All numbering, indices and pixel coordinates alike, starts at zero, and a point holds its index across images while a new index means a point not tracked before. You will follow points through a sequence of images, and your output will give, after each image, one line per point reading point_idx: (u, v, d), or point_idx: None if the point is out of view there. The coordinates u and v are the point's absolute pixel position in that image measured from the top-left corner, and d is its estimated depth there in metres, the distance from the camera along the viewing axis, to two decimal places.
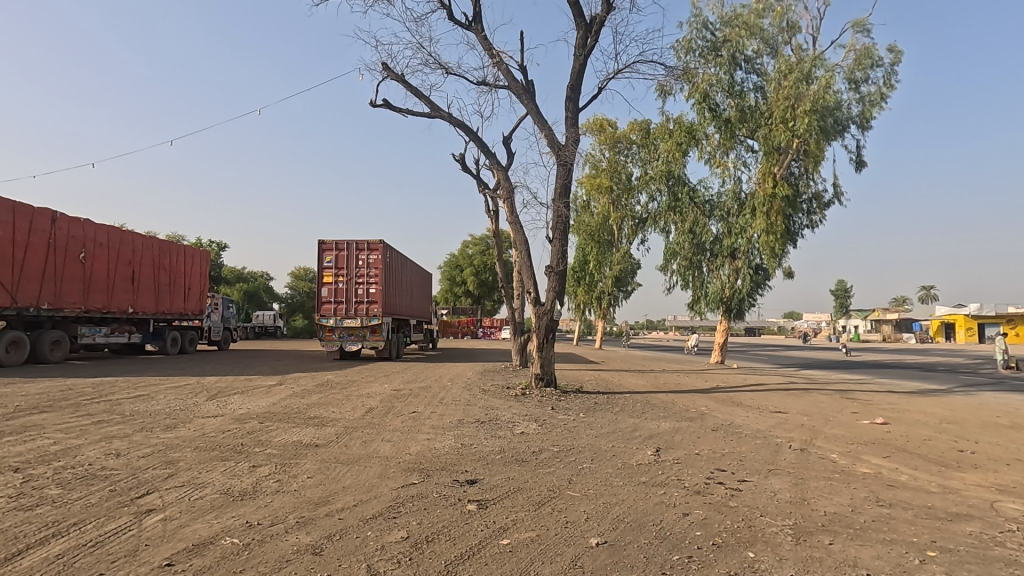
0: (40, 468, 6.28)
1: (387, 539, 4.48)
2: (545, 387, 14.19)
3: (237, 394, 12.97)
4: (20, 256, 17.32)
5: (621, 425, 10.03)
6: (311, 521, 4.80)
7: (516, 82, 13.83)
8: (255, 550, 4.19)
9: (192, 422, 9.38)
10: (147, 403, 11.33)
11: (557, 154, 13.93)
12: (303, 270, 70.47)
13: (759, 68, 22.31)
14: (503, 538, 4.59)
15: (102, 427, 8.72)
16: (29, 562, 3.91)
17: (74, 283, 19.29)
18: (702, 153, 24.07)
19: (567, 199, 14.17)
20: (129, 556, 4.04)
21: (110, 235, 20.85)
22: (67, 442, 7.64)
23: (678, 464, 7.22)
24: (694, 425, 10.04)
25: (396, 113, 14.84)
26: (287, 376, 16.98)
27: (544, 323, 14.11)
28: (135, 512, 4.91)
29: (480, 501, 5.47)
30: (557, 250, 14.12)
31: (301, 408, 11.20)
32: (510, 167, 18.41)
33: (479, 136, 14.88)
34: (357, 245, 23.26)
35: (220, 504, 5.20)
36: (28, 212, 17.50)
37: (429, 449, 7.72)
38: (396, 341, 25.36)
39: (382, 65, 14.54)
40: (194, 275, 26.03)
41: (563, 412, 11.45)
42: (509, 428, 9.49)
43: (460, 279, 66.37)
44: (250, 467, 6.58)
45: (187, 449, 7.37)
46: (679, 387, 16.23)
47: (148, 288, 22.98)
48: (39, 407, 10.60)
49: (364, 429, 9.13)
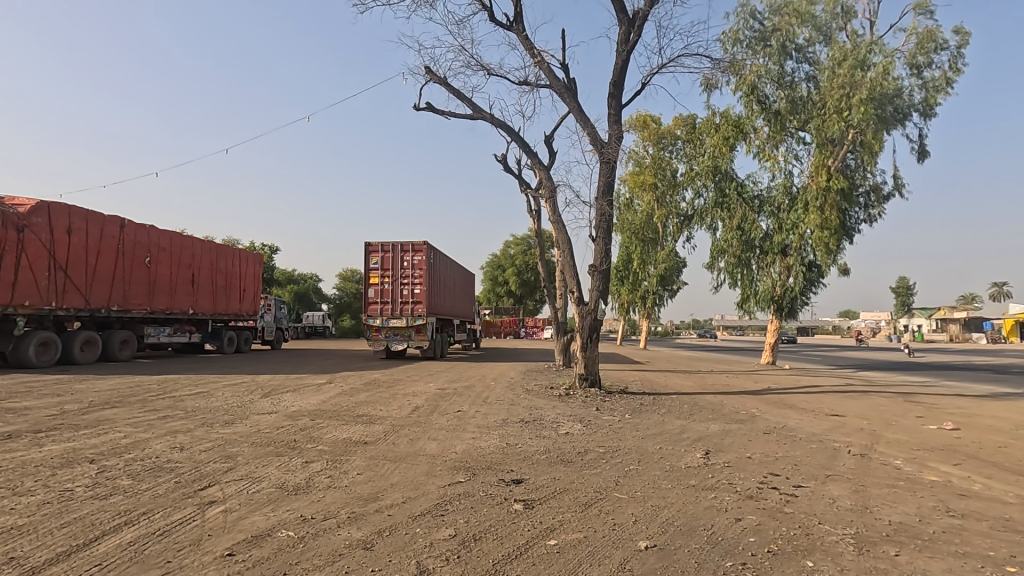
0: (112, 460, 6.69)
1: (435, 535, 4.53)
2: (589, 387, 14.07)
3: (289, 392, 13.41)
4: (92, 262, 18.47)
5: (667, 427, 9.84)
6: (362, 516, 4.93)
7: (558, 80, 13.75)
8: (310, 543, 4.32)
9: (248, 419, 9.80)
10: (207, 400, 11.91)
11: (600, 152, 13.78)
12: (352, 271, 72.96)
13: (811, 56, 21.43)
14: (550, 538, 4.58)
15: (167, 422, 9.26)
16: (104, 547, 4.16)
17: (141, 286, 20.48)
18: (751, 147, 23.37)
19: (610, 197, 13.97)
20: (194, 545, 4.25)
21: (172, 240, 22.01)
22: (136, 436, 8.14)
23: (729, 467, 7.02)
24: (744, 428, 9.72)
25: (439, 116, 14.99)
26: (335, 375, 17.40)
27: (588, 323, 13.98)
28: (199, 504, 5.16)
29: (526, 501, 5.46)
30: (601, 249, 13.97)
31: (350, 406, 11.50)
32: (552, 165, 18.21)
33: (521, 136, 14.92)
34: (402, 246, 23.73)
35: (276, 498, 5.41)
36: (99, 220, 18.64)
37: (474, 448, 7.76)
38: (439, 340, 25.64)
39: (424, 68, 14.80)
40: (248, 277, 27.18)
41: (608, 413, 11.29)
42: (553, 429, 9.45)
43: (503, 279, 66.74)
44: (303, 462, 6.80)
45: (245, 444, 7.71)
46: (727, 389, 15.76)
47: (207, 290, 24.15)
48: (111, 402, 11.29)
49: (412, 428, 9.29)
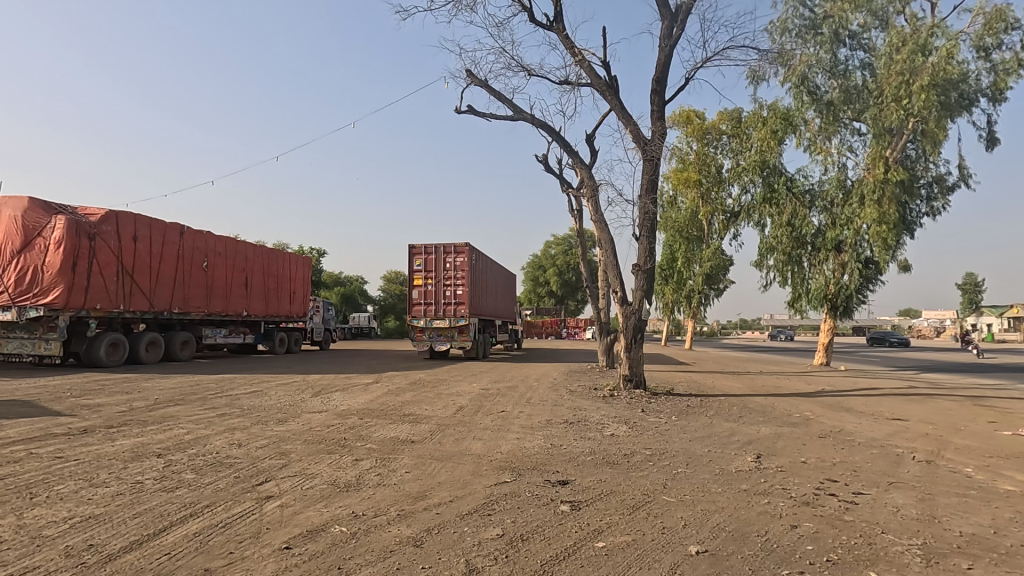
0: (177, 455, 7.06)
1: (484, 535, 4.57)
2: (634, 388, 13.87)
3: (338, 391, 13.80)
4: (156, 267, 19.54)
5: (716, 429, 9.59)
6: (411, 514, 5.02)
7: (599, 78, 13.63)
8: (362, 539, 4.44)
9: (300, 417, 10.14)
10: (261, 399, 12.40)
11: (643, 149, 13.58)
12: (396, 273, 74.66)
13: (866, 43, 20.48)
14: (598, 540, 4.54)
15: (226, 419, 9.70)
16: (173, 537, 4.40)
17: (200, 289, 21.53)
18: (801, 140, 22.54)
19: (653, 194, 13.73)
20: (254, 537, 4.43)
21: (228, 245, 23.04)
22: (197, 432, 8.56)
23: (783, 472, 6.77)
24: (798, 431, 9.37)
25: (480, 118, 15.11)
26: (382, 375, 17.80)
27: (632, 323, 13.79)
28: (257, 498, 5.38)
29: (573, 502, 5.44)
30: (644, 248, 13.75)
31: (396, 406, 11.73)
32: (594, 164, 18.05)
33: (562, 136, 14.87)
34: (444, 248, 24.04)
35: (329, 494, 5.58)
36: (162, 227, 19.73)
37: (519, 448, 7.78)
38: (482, 341, 25.84)
39: (466, 71, 14.95)
40: (297, 280, 28.15)
41: (653, 414, 11.10)
42: (598, 430, 9.36)
43: (544, 280, 66.68)
44: (353, 460, 6.99)
45: (298, 442, 7.98)
46: (779, 391, 15.23)
47: (260, 292, 25.16)
48: (173, 400, 11.91)
49: (457, 427, 9.39)
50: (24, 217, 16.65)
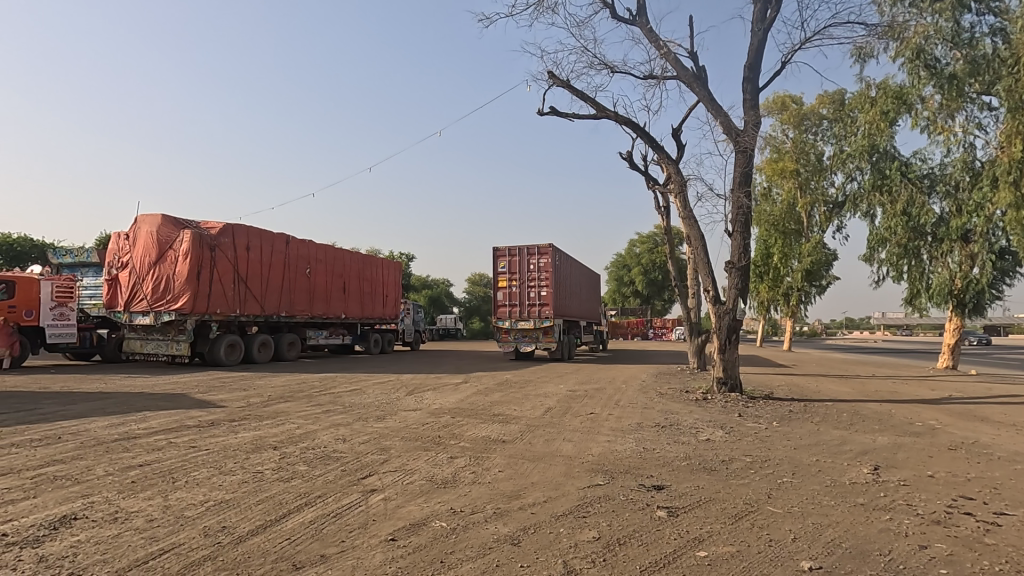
0: (290, 448, 7.67)
1: (579, 537, 4.56)
2: (729, 391, 13.23)
3: (430, 391, 14.35)
4: (266, 274, 21.34)
5: (824, 437, 8.91)
6: (506, 512, 5.11)
7: (686, 70, 13.15)
8: (461, 534, 4.58)
9: (397, 415, 10.66)
10: (360, 397, 13.16)
11: (735, 141, 12.93)
12: (480, 276, 76.39)
13: (997, 6, 18.18)
14: (699, 549, 4.37)
15: (330, 415, 10.41)
16: (292, 523, 4.79)
17: (303, 294, 23.24)
18: (917, 120, 20.46)
19: (747, 187, 13.02)
20: (362, 528, 4.71)
21: (328, 252, 24.67)
22: (307, 427, 9.25)
23: (906, 486, 6.16)
24: (922, 442, 8.48)
25: (563, 119, 15.08)
26: (470, 375, 18.27)
27: (725, 323, 13.16)
28: (362, 491, 5.71)
29: (669, 508, 5.28)
30: (738, 244, 13.09)
31: (486, 405, 11.99)
32: (681, 159, 17.42)
33: (647, 132, 14.51)
34: (528, 250, 24.25)
35: (427, 489, 5.81)
36: (271, 237, 21.51)
37: (611, 451, 7.68)
38: (567, 342, 25.77)
39: (547, 73, 14.97)
40: (389, 284, 29.57)
41: (752, 419, 10.52)
42: (692, 434, 9.02)
43: (629, 279, 65.30)
44: (448, 457, 7.24)
45: (397, 438, 8.38)
46: (896, 396, 13.89)
47: (356, 296, 26.69)
48: (284, 397, 12.94)
49: (546, 428, 9.44)
50: (158, 232, 18.82)
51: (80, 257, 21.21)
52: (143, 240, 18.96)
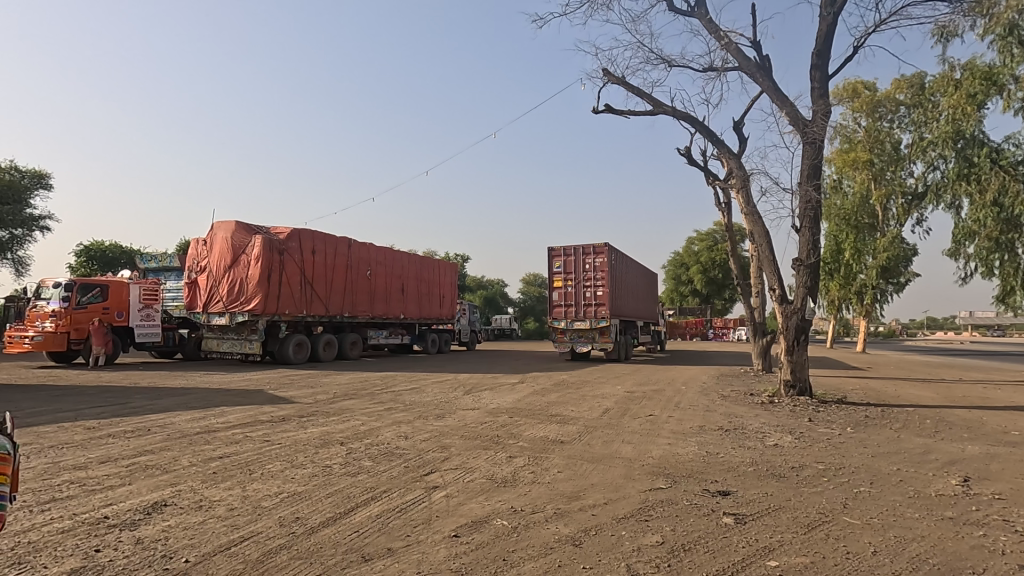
0: (356, 443, 7.97)
1: (643, 541, 4.49)
2: (797, 395, 12.61)
3: (487, 390, 14.52)
4: (331, 276, 22.23)
5: (905, 445, 8.35)
6: (567, 513, 5.10)
7: (748, 60, 12.66)
8: (523, 533, 4.61)
9: (456, 413, 10.85)
10: (420, 395, 13.48)
11: (802, 132, 12.32)
12: (534, 275, 76.52)
13: None
14: (770, 559, 4.20)
15: (392, 413, 10.73)
16: (360, 517, 4.97)
17: (365, 295, 24.05)
18: (1010, 101, 18.79)
19: (816, 180, 12.38)
20: (426, 523, 4.83)
21: (387, 254, 25.40)
22: (371, 424, 9.57)
23: (1001, 500, 5.68)
24: (1019, 453, 7.78)
25: (618, 116, 14.86)
26: (526, 375, 18.33)
27: (793, 323, 12.57)
28: (425, 487, 5.85)
29: (736, 515, 5.10)
30: (807, 240, 12.47)
31: (543, 406, 12.01)
32: (743, 152, 16.77)
33: (707, 126, 14.07)
34: (583, 249, 24.07)
35: (488, 488, 5.89)
36: (334, 241, 22.38)
37: (673, 454, 7.51)
38: (624, 342, 25.37)
39: (603, 70, 14.80)
40: (446, 285, 30.12)
41: (824, 425, 10.00)
42: (759, 439, 8.68)
43: (687, 278, 63.53)
44: (507, 457, 7.29)
45: (456, 436, 8.53)
46: (987, 403, 12.81)
47: (414, 297, 27.36)
48: (348, 394, 13.46)
49: (605, 429, 9.34)
50: (233, 238, 19.99)
51: (164, 262, 22.84)
52: (219, 245, 20.18)
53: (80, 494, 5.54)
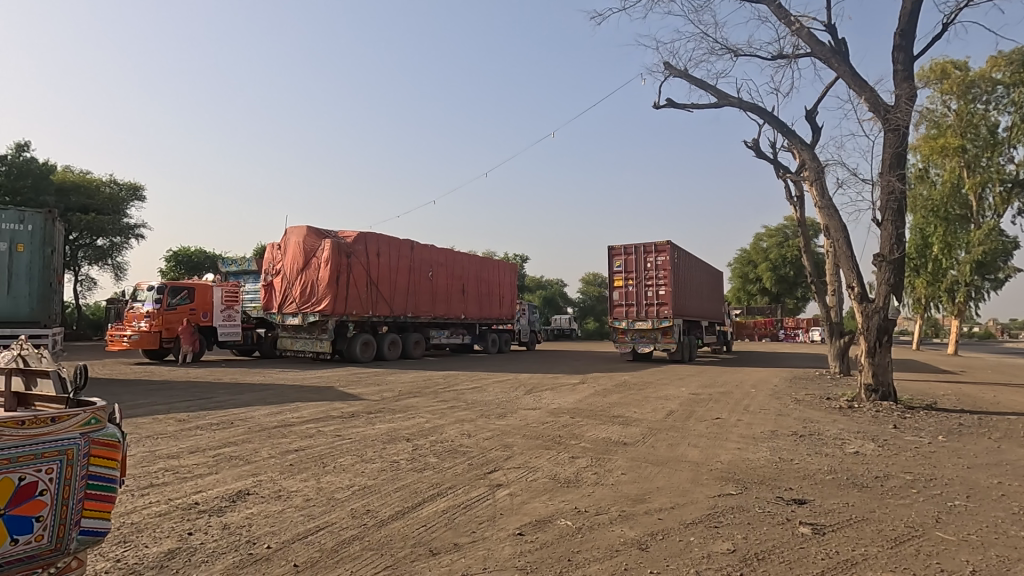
0: (421, 440, 8.18)
1: (713, 547, 4.34)
2: (880, 400, 11.80)
3: (547, 390, 14.52)
4: (395, 278, 22.94)
5: (1007, 456, 7.62)
6: (632, 516, 5.01)
7: (822, 45, 11.98)
8: (587, 534, 4.58)
9: (517, 413, 10.92)
10: (481, 394, 13.65)
11: (883, 119, 11.52)
12: (594, 275, 75.67)
13: None
14: (852, 573, 3.96)
15: (455, 411, 10.93)
16: (427, 511, 5.10)
17: (427, 296, 24.65)
18: None
19: (900, 170, 11.54)
20: (491, 521, 4.89)
21: (449, 256, 25.89)
22: (435, 421, 9.80)
23: None
24: None
25: (681, 110, 14.44)
26: (587, 375, 18.16)
27: (874, 323, 11.79)
28: (488, 485, 5.92)
29: (814, 525, 4.84)
30: (889, 234, 11.65)
31: (604, 407, 11.86)
32: (817, 143, 15.86)
33: (776, 117, 13.43)
34: (645, 248, 23.58)
35: (551, 487, 5.89)
36: (398, 244, 23.06)
37: (743, 459, 7.21)
38: (688, 343, 24.64)
39: (665, 64, 14.43)
40: (505, 285, 30.35)
41: (910, 432, 9.30)
42: (837, 446, 8.18)
43: (755, 275, 60.84)
44: (570, 457, 7.26)
45: (518, 436, 8.57)
46: None
47: (474, 297, 27.75)
48: (413, 392, 13.82)
49: (669, 432, 9.10)
50: (305, 242, 21.02)
51: (243, 265, 24.33)
52: (292, 249, 21.25)
53: (174, 481, 6.00)
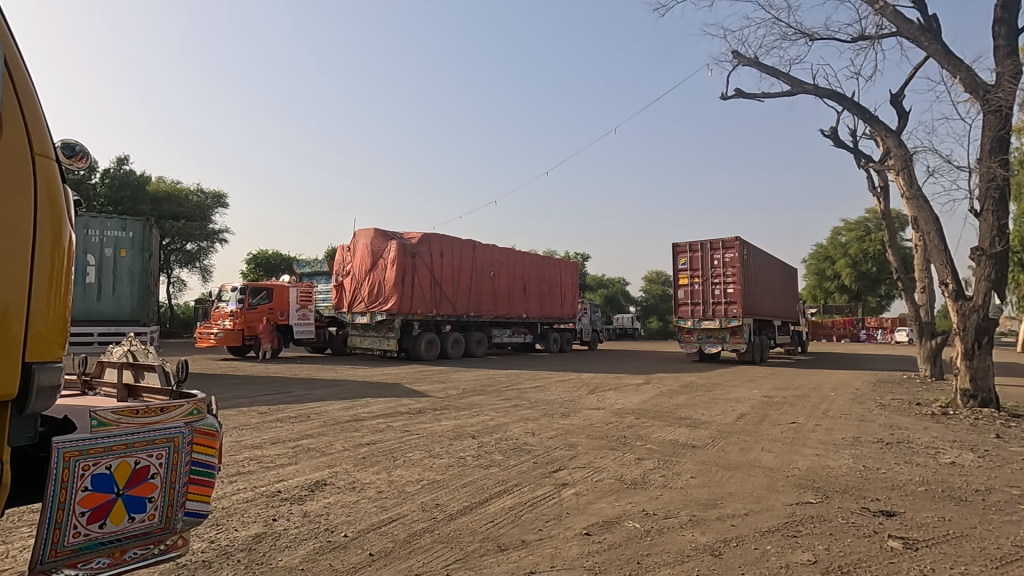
0: (486, 438, 8.29)
1: (792, 558, 4.15)
2: (978, 406, 10.81)
3: (611, 390, 14.33)
4: (458, 278, 23.38)
5: None
6: (704, 521, 4.87)
7: (910, 23, 11.13)
8: (657, 538, 4.50)
9: (580, 412, 10.84)
10: (544, 393, 13.67)
11: (982, 99, 10.55)
12: (657, 273, 73.82)
13: None
14: None
15: (518, 410, 11.00)
16: (494, 507, 5.18)
17: (489, 295, 24.96)
18: None
19: (1002, 155, 10.53)
20: (557, 519, 4.90)
21: (510, 256, 26.08)
22: (499, 419, 9.90)
23: None
24: None
25: (751, 100, 13.85)
26: (652, 376, 17.78)
27: (971, 323, 10.82)
28: (554, 484, 5.92)
29: (905, 539, 4.51)
30: (990, 226, 10.66)
31: (671, 408, 11.56)
32: (904, 128, 14.74)
33: (857, 103, 12.61)
34: (711, 245, 22.78)
35: (617, 488, 5.82)
36: (461, 244, 23.47)
37: (822, 467, 6.83)
38: (759, 343, 23.58)
39: (733, 53, 13.90)
40: (567, 284, 30.21)
41: (1016, 442, 8.46)
42: (929, 455, 7.58)
43: (833, 272, 57.31)
44: (636, 459, 7.13)
45: (582, 436, 8.52)
46: None
47: (536, 297, 27.81)
48: (476, 390, 14.03)
49: (741, 436, 8.75)
50: (372, 244, 21.81)
51: (316, 267, 25.59)
52: (361, 251, 22.10)
53: (259, 469, 6.41)
